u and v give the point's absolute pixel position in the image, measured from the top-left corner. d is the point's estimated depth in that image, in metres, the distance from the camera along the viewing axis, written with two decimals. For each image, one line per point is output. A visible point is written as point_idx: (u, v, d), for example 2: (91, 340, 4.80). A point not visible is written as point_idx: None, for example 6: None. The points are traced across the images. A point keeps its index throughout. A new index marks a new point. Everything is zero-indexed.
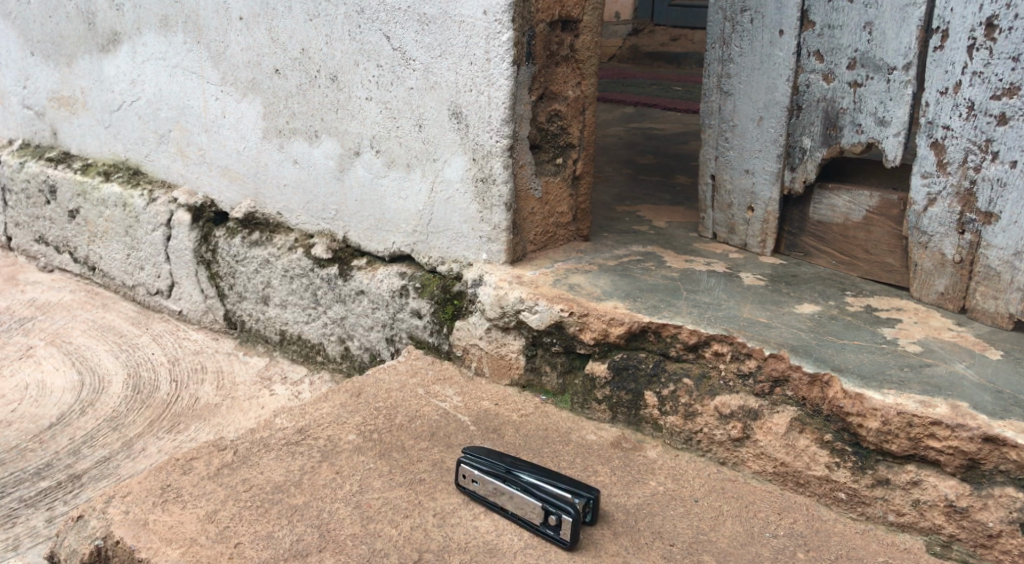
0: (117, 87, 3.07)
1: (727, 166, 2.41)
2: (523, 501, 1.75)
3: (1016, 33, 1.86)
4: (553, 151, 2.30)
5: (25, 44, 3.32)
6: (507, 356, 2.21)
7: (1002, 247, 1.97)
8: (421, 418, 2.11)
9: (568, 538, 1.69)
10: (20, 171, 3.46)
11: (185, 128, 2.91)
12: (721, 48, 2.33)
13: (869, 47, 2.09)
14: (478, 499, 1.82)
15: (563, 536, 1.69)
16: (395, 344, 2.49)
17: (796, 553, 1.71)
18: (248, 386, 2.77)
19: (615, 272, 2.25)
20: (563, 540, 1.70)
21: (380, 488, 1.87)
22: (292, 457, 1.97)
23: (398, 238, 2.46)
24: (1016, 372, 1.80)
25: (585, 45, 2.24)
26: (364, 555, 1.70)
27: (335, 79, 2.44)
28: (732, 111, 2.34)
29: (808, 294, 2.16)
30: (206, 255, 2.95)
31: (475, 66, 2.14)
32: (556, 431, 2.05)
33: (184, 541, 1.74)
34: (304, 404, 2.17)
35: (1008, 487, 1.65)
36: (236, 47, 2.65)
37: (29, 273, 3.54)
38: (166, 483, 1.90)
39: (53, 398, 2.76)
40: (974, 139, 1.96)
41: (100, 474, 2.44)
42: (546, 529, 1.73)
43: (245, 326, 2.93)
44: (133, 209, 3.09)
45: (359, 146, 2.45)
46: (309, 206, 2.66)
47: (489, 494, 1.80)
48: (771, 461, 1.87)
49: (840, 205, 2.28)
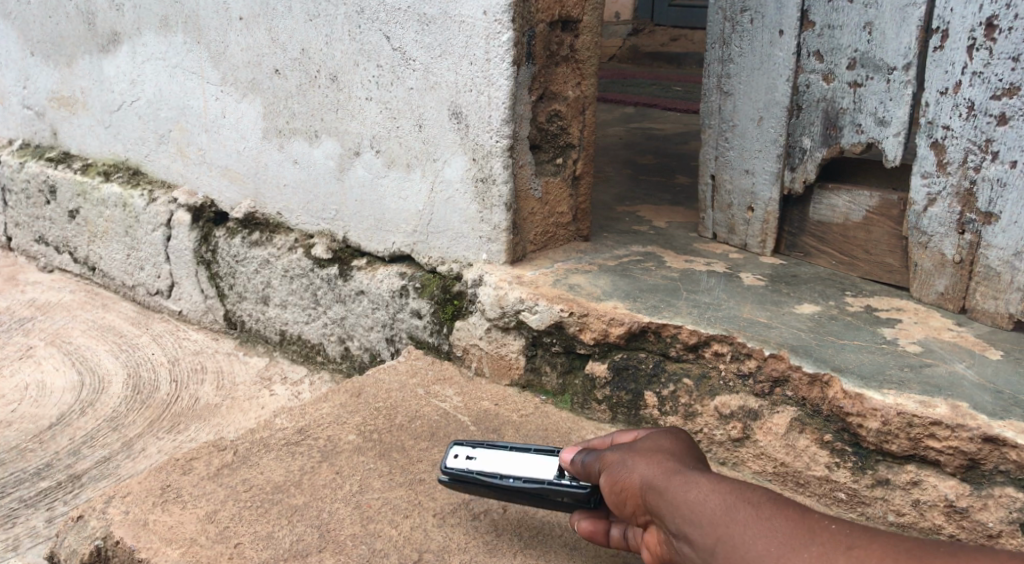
0: (117, 87, 3.07)
1: (727, 166, 2.41)
2: (536, 464, 1.68)
3: (1016, 33, 1.86)
4: (553, 150, 2.30)
5: (25, 44, 3.32)
6: (507, 356, 2.21)
7: (1002, 248, 1.97)
8: (421, 418, 2.11)
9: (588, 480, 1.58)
10: (20, 172, 3.46)
11: (185, 128, 2.91)
12: (720, 48, 2.33)
13: (869, 47, 2.09)
14: (473, 477, 1.68)
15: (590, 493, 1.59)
16: (395, 344, 2.49)
17: None
18: (249, 386, 2.77)
19: (615, 272, 2.25)
20: (582, 486, 1.60)
21: (379, 488, 1.87)
22: (292, 457, 1.97)
23: (398, 238, 2.46)
24: (1016, 372, 1.80)
25: (585, 45, 2.24)
26: (364, 555, 1.69)
27: (335, 79, 2.44)
28: (732, 111, 2.34)
29: (808, 294, 2.16)
30: (206, 255, 2.95)
31: (475, 67, 2.14)
32: (556, 431, 2.05)
33: (184, 541, 1.74)
34: (304, 404, 2.17)
35: (1009, 487, 1.64)
36: (236, 47, 2.65)
37: (29, 273, 3.54)
38: (165, 483, 1.90)
39: (53, 398, 2.76)
40: (974, 139, 1.96)
41: (100, 474, 2.44)
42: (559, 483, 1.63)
43: (245, 326, 2.93)
44: (133, 209, 3.09)
45: (359, 146, 2.45)
46: (309, 206, 2.65)
47: (490, 467, 1.69)
48: (771, 461, 1.87)
49: (840, 205, 2.28)
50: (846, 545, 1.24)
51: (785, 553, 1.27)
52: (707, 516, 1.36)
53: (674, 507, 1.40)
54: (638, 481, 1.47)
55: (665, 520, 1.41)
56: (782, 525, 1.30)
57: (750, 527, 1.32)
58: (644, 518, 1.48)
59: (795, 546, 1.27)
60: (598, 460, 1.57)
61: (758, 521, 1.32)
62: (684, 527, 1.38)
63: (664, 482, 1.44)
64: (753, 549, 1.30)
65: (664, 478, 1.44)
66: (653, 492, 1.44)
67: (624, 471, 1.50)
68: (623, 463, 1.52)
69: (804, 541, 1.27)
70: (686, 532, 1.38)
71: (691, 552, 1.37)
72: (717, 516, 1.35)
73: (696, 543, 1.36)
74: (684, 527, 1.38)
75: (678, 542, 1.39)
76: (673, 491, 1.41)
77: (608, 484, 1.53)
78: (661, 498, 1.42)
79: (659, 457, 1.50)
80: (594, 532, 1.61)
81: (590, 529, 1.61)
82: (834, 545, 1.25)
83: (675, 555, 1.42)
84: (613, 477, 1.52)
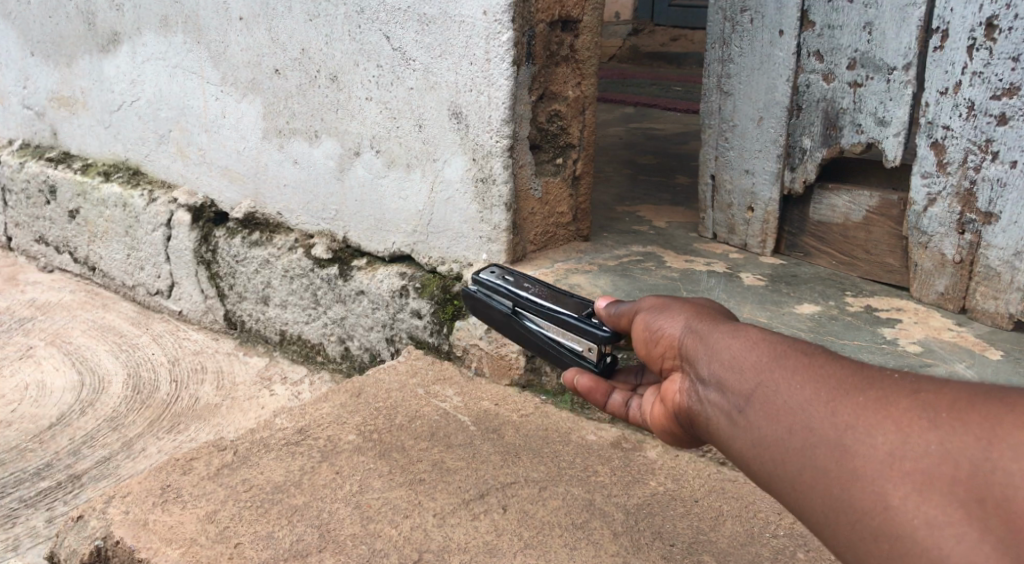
0: (117, 87, 3.07)
1: (727, 166, 2.41)
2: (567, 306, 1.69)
3: (1016, 33, 1.86)
4: (553, 151, 2.30)
5: (25, 44, 3.32)
6: (507, 356, 2.21)
7: (1002, 248, 1.97)
8: (421, 418, 2.11)
9: (611, 324, 1.57)
10: (20, 172, 3.46)
11: (185, 128, 2.91)
12: (720, 48, 2.33)
13: (869, 47, 2.09)
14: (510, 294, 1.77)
15: (597, 355, 1.62)
16: (395, 344, 2.49)
17: (796, 553, 1.70)
18: (249, 386, 2.77)
19: (615, 272, 2.25)
20: (604, 330, 1.58)
21: (380, 488, 1.87)
22: (292, 457, 1.97)
23: (398, 238, 2.46)
24: (1016, 372, 1.80)
25: (585, 45, 2.24)
26: (364, 555, 1.69)
27: (335, 79, 2.44)
28: (732, 111, 2.34)
29: (808, 294, 2.16)
30: (206, 255, 2.95)
31: (475, 67, 2.14)
32: (556, 431, 2.05)
33: (184, 541, 1.74)
34: (304, 404, 2.17)
35: None
36: (236, 47, 2.65)
37: (29, 273, 3.54)
38: (165, 483, 1.90)
39: (53, 398, 2.76)
40: (974, 139, 1.96)
41: (100, 473, 2.44)
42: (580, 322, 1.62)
43: (246, 326, 2.93)
44: (133, 209, 3.09)
45: (359, 146, 2.45)
46: (309, 206, 2.65)
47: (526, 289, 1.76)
48: None
49: (840, 205, 2.28)
50: (910, 391, 1.02)
51: (832, 400, 1.06)
52: (777, 377, 1.13)
53: (707, 350, 1.26)
54: (678, 331, 1.35)
55: (694, 365, 1.28)
56: (830, 372, 1.09)
57: (794, 374, 1.12)
58: (672, 370, 1.36)
59: (845, 393, 1.06)
60: (633, 315, 1.49)
61: (802, 369, 1.11)
62: (718, 372, 1.22)
63: (705, 328, 1.30)
64: (796, 398, 1.10)
65: (702, 323, 1.32)
66: (691, 338, 1.31)
67: (659, 321, 1.40)
68: (659, 314, 1.41)
69: (854, 384, 1.06)
70: (720, 379, 1.21)
71: (721, 399, 1.20)
72: (759, 361, 1.16)
73: (731, 389, 1.19)
74: (719, 373, 1.22)
75: (706, 389, 1.24)
76: (713, 335, 1.28)
77: (643, 335, 1.43)
78: (701, 345, 1.28)
79: (699, 308, 1.37)
80: (593, 389, 1.57)
81: (590, 387, 1.58)
82: (893, 392, 1.03)
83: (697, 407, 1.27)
84: (648, 326, 1.42)
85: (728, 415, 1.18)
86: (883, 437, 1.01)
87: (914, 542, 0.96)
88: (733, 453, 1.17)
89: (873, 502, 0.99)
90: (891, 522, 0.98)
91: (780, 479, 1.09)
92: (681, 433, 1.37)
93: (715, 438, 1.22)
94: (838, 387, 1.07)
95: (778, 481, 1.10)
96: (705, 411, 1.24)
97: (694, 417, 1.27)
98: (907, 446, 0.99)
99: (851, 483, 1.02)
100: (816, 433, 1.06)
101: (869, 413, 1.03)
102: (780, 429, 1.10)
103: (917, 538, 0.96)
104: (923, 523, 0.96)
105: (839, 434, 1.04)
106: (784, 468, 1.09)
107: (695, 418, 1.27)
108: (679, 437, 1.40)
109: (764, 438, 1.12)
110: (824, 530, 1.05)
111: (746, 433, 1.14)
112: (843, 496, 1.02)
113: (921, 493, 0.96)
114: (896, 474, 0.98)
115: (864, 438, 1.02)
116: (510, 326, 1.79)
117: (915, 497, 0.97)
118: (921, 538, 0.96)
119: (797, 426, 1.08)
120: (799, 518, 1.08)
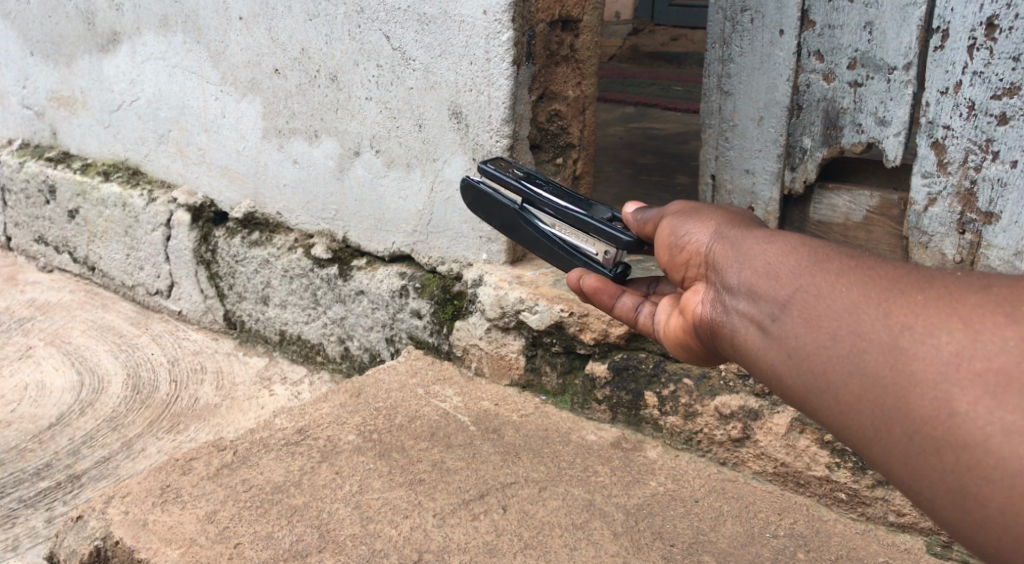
0: (117, 87, 3.07)
1: (727, 166, 2.37)
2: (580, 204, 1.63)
3: (1016, 33, 1.87)
4: (553, 150, 2.28)
5: (25, 44, 3.32)
6: (507, 356, 2.21)
7: (1002, 248, 1.97)
8: (421, 418, 2.11)
9: (635, 230, 1.51)
10: (20, 171, 3.46)
11: (185, 128, 2.91)
12: (720, 48, 2.31)
13: (869, 47, 2.09)
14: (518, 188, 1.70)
15: (612, 260, 1.57)
16: (395, 344, 2.49)
17: (796, 553, 1.70)
18: (248, 386, 2.76)
19: None
20: (626, 233, 1.52)
21: (379, 488, 1.87)
22: (292, 457, 1.97)
23: (398, 238, 2.46)
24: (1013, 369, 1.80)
25: (585, 45, 2.24)
26: (364, 555, 1.69)
27: (335, 79, 2.44)
28: (732, 111, 2.32)
29: None
30: (206, 255, 2.95)
31: (475, 66, 2.13)
32: (556, 431, 2.05)
33: (183, 541, 1.74)
34: (304, 404, 2.17)
35: None
36: (236, 47, 2.65)
37: (28, 273, 3.54)
38: (165, 483, 1.90)
39: (53, 398, 2.76)
40: (974, 139, 1.96)
41: (100, 473, 2.44)
42: (598, 225, 1.56)
43: (245, 326, 2.93)
44: (133, 209, 3.09)
45: (359, 146, 2.45)
46: (308, 206, 2.65)
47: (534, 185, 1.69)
48: (771, 462, 1.88)
49: (840, 205, 2.28)
50: (979, 287, 0.92)
51: (885, 302, 0.97)
52: (822, 281, 1.03)
53: (737, 257, 1.18)
54: (706, 239, 1.28)
55: (721, 274, 1.20)
56: (878, 275, 1.00)
57: (840, 277, 1.02)
58: (694, 281, 1.31)
59: (900, 294, 0.96)
60: (660, 220, 1.43)
61: (849, 272, 1.02)
62: (749, 280, 1.13)
63: (736, 235, 1.22)
64: (841, 299, 1.00)
65: (732, 230, 1.24)
66: (719, 249, 1.23)
67: (686, 228, 1.33)
68: (685, 225, 1.34)
69: (911, 284, 0.97)
70: (751, 286, 1.13)
71: (753, 307, 1.12)
72: (799, 266, 1.08)
73: (763, 296, 1.10)
74: (750, 280, 1.13)
75: (737, 299, 1.15)
76: (745, 243, 1.19)
77: (666, 241, 1.37)
78: (729, 253, 1.20)
79: (731, 218, 1.29)
80: (600, 290, 1.54)
81: (597, 287, 1.54)
82: (958, 289, 0.93)
83: (725, 320, 1.18)
84: (672, 232, 1.36)
85: (760, 326, 1.10)
86: (947, 336, 0.90)
87: (987, 456, 0.85)
88: (765, 365, 1.08)
89: (934, 409, 0.89)
90: (959, 432, 0.86)
91: (819, 392, 1.00)
92: (696, 347, 1.35)
93: (744, 351, 1.14)
94: (891, 287, 0.97)
95: (818, 395, 1.00)
96: (730, 321, 1.16)
97: (715, 329, 1.21)
98: (976, 345, 0.88)
99: (907, 391, 0.91)
100: (864, 337, 0.96)
101: (928, 310, 0.93)
102: (821, 333, 1.01)
103: (991, 450, 0.84)
104: (1000, 430, 0.84)
105: (893, 337, 0.94)
106: (823, 381, 0.99)
107: (718, 330, 1.20)
108: (691, 351, 1.38)
109: (802, 348, 1.03)
110: (873, 447, 0.95)
111: (781, 344, 1.06)
112: (900, 404, 0.92)
113: (995, 396, 0.85)
114: (960, 376, 0.87)
115: (924, 340, 0.91)
116: (512, 222, 1.72)
117: (988, 401, 0.85)
118: (997, 448, 0.84)
119: (840, 331, 0.99)
120: (842, 435, 0.99)
